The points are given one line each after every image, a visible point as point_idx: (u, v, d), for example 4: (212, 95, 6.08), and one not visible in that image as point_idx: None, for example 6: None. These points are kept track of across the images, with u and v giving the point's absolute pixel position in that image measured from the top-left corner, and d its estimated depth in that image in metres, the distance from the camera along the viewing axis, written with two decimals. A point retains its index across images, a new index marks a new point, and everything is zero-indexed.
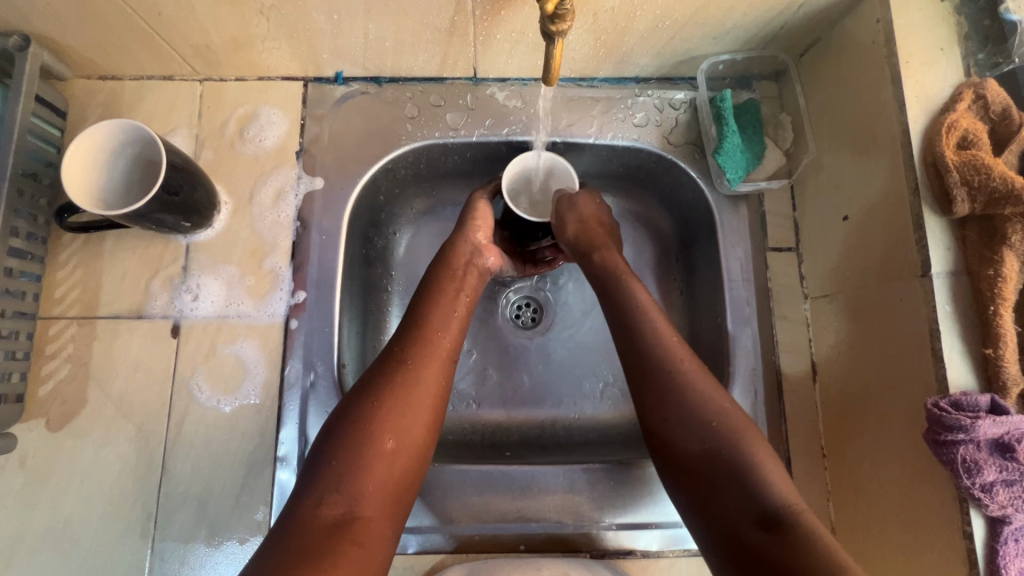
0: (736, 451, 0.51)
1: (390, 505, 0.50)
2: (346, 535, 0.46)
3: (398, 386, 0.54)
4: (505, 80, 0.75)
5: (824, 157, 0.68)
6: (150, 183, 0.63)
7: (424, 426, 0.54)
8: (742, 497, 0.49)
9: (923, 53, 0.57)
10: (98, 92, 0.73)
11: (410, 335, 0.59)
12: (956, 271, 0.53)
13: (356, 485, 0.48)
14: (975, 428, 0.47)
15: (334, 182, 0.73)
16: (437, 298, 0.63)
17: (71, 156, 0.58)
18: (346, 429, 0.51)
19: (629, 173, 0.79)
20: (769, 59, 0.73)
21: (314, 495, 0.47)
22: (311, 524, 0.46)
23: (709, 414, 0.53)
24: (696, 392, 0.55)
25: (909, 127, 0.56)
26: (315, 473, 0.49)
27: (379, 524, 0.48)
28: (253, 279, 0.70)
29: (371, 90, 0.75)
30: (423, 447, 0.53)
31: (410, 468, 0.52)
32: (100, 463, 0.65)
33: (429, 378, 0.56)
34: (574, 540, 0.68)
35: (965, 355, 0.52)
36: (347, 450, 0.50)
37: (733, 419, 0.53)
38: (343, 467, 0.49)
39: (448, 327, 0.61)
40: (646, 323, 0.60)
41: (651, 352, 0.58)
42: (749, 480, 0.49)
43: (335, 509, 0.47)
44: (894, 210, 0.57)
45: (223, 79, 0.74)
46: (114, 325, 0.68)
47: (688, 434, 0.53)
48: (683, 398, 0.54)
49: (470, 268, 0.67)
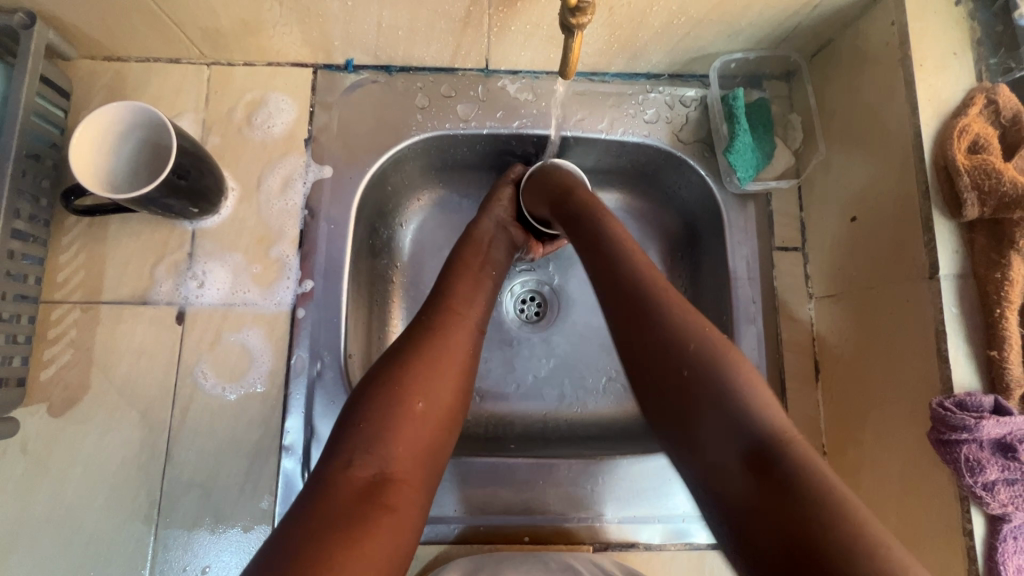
0: (713, 370, 0.47)
1: (421, 469, 0.50)
2: (377, 496, 0.46)
3: (427, 353, 0.55)
4: (516, 73, 0.75)
5: (833, 158, 0.69)
6: (156, 169, 0.62)
7: (453, 391, 0.54)
8: (722, 422, 0.45)
9: (936, 56, 0.57)
10: (103, 74, 0.71)
11: (436, 306, 0.60)
12: (963, 274, 0.54)
13: (386, 446, 0.49)
14: (979, 428, 0.48)
15: (342, 171, 0.72)
16: (460, 276, 0.64)
17: (78, 138, 0.57)
18: (377, 390, 0.52)
19: (638, 169, 0.79)
20: (781, 59, 0.74)
21: (345, 456, 0.48)
22: (343, 486, 0.46)
23: (690, 335, 0.49)
24: (682, 330, 0.49)
25: (921, 130, 0.56)
26: (345, 435, 0.49)
27: (410, 487, 0.48)
28: (260, 268, 0.70)
29: (381, 78, 0.75)
30: (452, 411, 0.54)
31: (439, 430, 0.52)
32: (103, 449, 0.64)
33: (456, 346, 0.57)
34: (577, 532, 0.68)
35: (970, 357, 0.53)
36: (377, 411, 0.50)
37: (713, 340, 0.48)
38: (373, 430, 0.49)
39: (472, 300, 0.62)
40: (623, 263, 0.55)
41: (629, 293, 0.53)
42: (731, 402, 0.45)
43: (367, 470, 0.47)
44: (904, 211, 0.58)
45: (231, 63, 0.73)
46: (117, 311, 0.67)
47: (663, 354, 0.49)
48: (667, 339, 0.49)
49: (495, 243, 0.69)
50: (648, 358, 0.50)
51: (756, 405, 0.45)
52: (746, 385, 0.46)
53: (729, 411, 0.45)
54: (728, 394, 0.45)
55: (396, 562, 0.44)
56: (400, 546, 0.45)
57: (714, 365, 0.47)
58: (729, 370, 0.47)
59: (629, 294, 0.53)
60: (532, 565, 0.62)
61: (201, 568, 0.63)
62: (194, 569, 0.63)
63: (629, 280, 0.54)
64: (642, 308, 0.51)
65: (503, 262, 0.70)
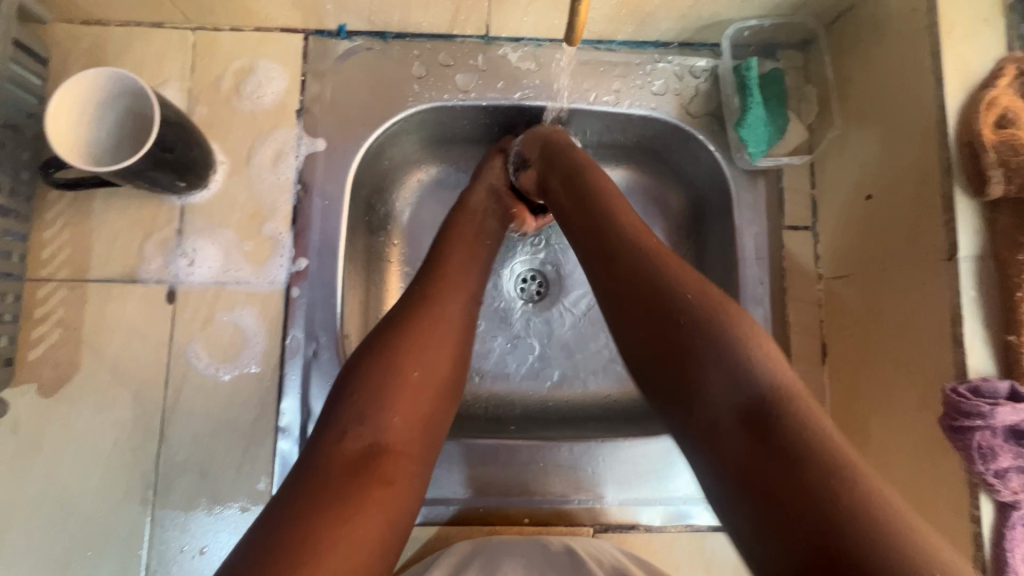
0: (717, 334, 0.43)
1: (420, 438, 0.49)
2: (370, 468, 0.45)
3: (421, 320, 0.53)
4: (518, 40, 0.71)
5: (849, 132, 0.66)
6: (138, 139, 0.59)
7: (449, 358, 0.53)
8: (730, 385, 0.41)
9: (965, 24, 0.53)
10: (81, 39, 0.68)
11: (430, 274, 0.58)
12: (983, 255, 0.51)
13: (380, 416, 0.47)
14: (994, 415, 0.47)
15: (336, 144, 0.69)
16: (456, 243, 0.62)
17: (61, 94, 0.54)
18: (371, 361, 0.50)
19: (645, 144, 0.76)
20: (798, 26, 0.70)
21: (338, 427, 0.47)
22: (335, 458, 0.45)
23: (687, 299, 0.45)
24: (695, 299, 0.45)
25: (945, 103, 0.53)
26: (338, 406, 0.48)
27: (407, 458, 0.47)
28: (252, 245, 0.67)
29: (376, 46, 0.71)
30: (449, 380, 0.52)
31: (436, 399, 0.51)
32: (95, 430, 0.63)
33: (451, 313, 0.55)
34: (577, 514, 0.68)
35: (985, 341, 0.51)
36: (371, 381, 0.49)
37: (711, 303, 0.45)
38: (366, 401, 0.48)
39: (468, 270, 0.60)
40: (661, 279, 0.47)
41: (674, 320, 0.45)
42: (732, 355, 0.42)
43: (359, 442, 0.46)
44: (923, 189, 0.55)
45: (217, 29, 0.69)
46: (105, 289, 0.65)
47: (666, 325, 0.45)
48: (727, 358, 0.42)
49: (490, 211, 0.67)
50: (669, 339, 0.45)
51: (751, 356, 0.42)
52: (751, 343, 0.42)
53: (738, 374, 0.41)
54: (735, 347, 0.42)
55: (391, 536, 0.43)
56: (396, 520, 0.44)
57: (727, 351, 0.42)
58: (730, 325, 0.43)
59: (687, 321, 0.45)
60: (531, 548, 0.62)
61: (199, 549, 0.63)
62: (191, 549, 0.63)
63: (686, 298, 0.46)
64: (697, 338, 0.44)
65: (500, 234, 0.68)
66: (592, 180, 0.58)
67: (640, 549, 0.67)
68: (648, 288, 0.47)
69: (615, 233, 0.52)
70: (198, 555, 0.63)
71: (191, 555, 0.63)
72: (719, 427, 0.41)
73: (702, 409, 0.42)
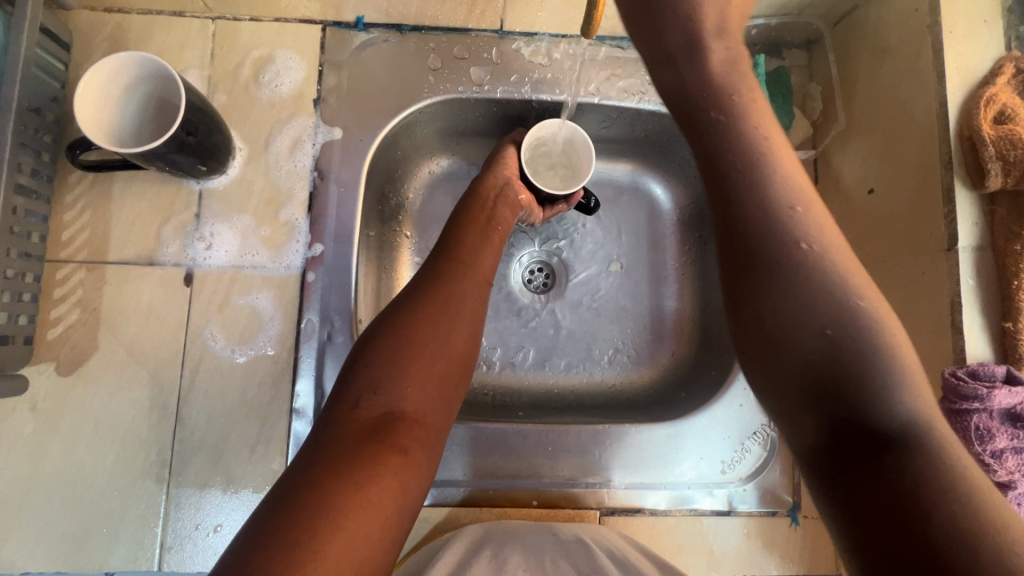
0: (812, 291, 0.41)
1: (434, 410, 0.50)
2: (384, 434, 0.46)
3: (434, 298, 0.54)
4: (531, 36, 0.73)
5: (851, 128, 0.68)
6: (152, 124, 0.60)
7: (462, 334, 0.54)
8: (813, 350, 0.40)
9: (966, 24, 0.55)
10: (103, 26, 0.69)
11: (444, 255, 0.60)
12: (981, 245, 0.54)
13: (393, 387, 0.49)
14: (990, 397, 0.49)
15: (353, 132, 0.71)
16: (467, 228, 0.64)
17: (143, 60, 0.57)
18: (385, 335, 0.51)
19: (652, 137, 0.79)
20: (804, 26, 0.72)
21: (353, 397, 0.48)
22: (349, 426, 0.46)
23: (786, 241, 0.43)
24: (791, 243, 0.43)
25: (947, 99, 0.55)
26: (352, 378, 0.50)
27: (421, 428, 0.48)
28: (269, 230, 0.69)
29: (392, 38, 0.72)
30: (461, 358, 0.53)
31: (449, 375, 0.52)
32: (112, 410, 0.64)
33: (464, 291, 0.57)
34: (584, 498, 0.69)
35: (984, 328, 0.53)
36: (386, 353, 0.50)
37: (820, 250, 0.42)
38: (379, 372, 0.49)
39: (481, 254, 0.62)
40: (835, 280, 0.41)
41: (834, 323, 0.40)
42: (836, 321, 0.40)
43: (372, 410, 0.47)
44: (924, 181, 0.57)
45: (237, 19, 0.70)
46: (124, 271, 0.66)
47: (764, 252, 0.43)
48: (872, 382, 0.38)
49: (502, 201, 0.69)
50: (747, 286, 0.43)
51: (864, 331, 0.39)
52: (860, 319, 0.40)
53: (841, 351, 0.39)
54: (837, 316, 0.40)
55: (404, 501, 0.45)
56: (411, 487, 0.45)
57: (881, 377, 0.38)
58: (836, 291, 0.41)
59: (843, 326, 0.40)
60: (543, 537, 0.63)
61: (213, 526, 0.64)
62: (206, 527, 0.64)
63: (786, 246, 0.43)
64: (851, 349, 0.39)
65: (511, 222, 0.69)
66: (744, 139, 0.47)
67: (645, 534, 0.69)
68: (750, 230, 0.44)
69: (777, 199, 0.44)
70: (212, 532, 0.64)
71: (205, 532, 0.64)
72: (801, 399, 0.40)
73: (772, 369, 0.42)
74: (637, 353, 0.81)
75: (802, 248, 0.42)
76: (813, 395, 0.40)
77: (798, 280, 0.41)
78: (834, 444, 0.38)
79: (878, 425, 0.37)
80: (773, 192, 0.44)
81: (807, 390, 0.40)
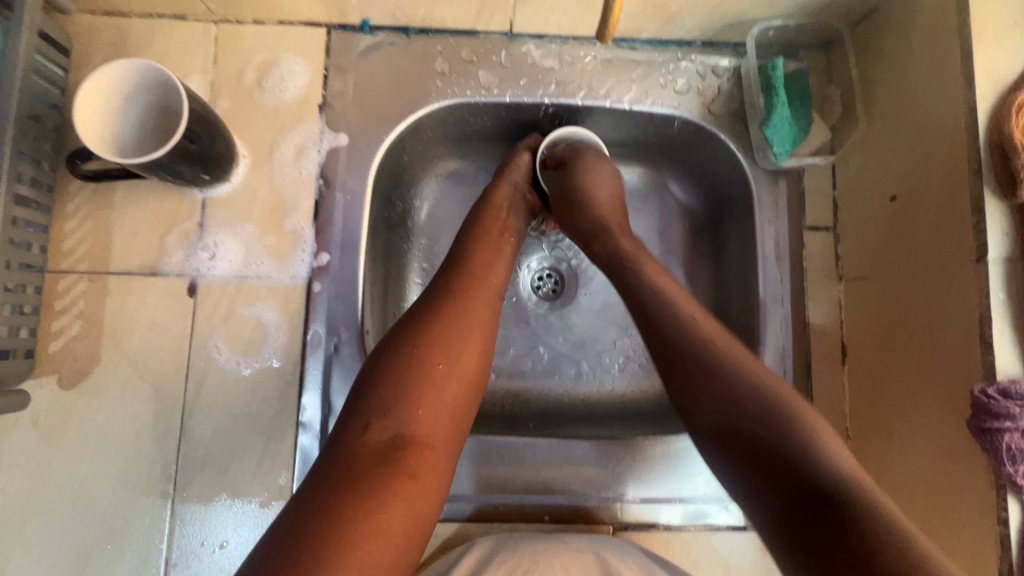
0: (719, 373, 0.46)
1: (446, 432, 0.48)
2: (395, 459, 0.45)
3: (446, 315, 0.53)
4: (542, 37, 0.71)
5: (872, 133, 0.66)
6: (151, 133, 0.59)
7: (474, 352, 0.52)
8: (746, 421, 0.43)
9: (997, 26, 0.53)
10: (103, 30, 0.67)
11: (454, 269, 0.58)
12: (1013, 257, 0.51)
13: (404, 408, 0.47)
14: (1023, 416, 0.47)
15: (359, 139, 0.69)
16: (478, 238, 0.62)
17: (143, 69, 0.56)
18: (396, 354, 0.50)
19: (665, 142, 0.76)
20: (822, 27, 0.70)
21: (362, 419, 0.47)
22: (358, 450, 0.45)
23: (691, 331, 0.49)
24: (697, 332, 0.49)
25: (976, 105, 0.53)
26: (362, 399, 0.48)
27: (432, 451, 0.47)
28: (274, 239, 0.67)
29: (399, 41, 0.71)
30: (473, 377, 0.52)
31: (460, 395, 0.50)
32: (115, 424, 0.63)
33: (476, 307, 0.55)
34: (597, 512, 0.68)
35: (1015, 344, 0.51)
36: (396, 373, 0.49)
37: (721, 342, 0.48)
38: (390, 393, 0.48)
39: (493, 266, 0.60)
40: (739, 361, 0.47)
41: (750, 406, 0.44)
42: (751, 393, 0.44)
43: (382, 434, 0.46)
44: (950, 191, 0.55)
45: (240, 22, 0.69)
46: (126, 282, 0.65)
47: (677, 339, 0.49)
48: (801, 451, 0.40)
49: (513, 209, 0.67)
50: (675, 377, 0.48)
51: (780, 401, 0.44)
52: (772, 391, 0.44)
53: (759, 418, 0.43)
54: (752, 388, 0.45)
55: (416, 530, 0.43)
56: (422, 514, 0.44)
57: (803, 445, 0.41)
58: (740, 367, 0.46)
59: (762, 410, 0.43)
60: (553, 542, 0.62)
61: (218, 543, 0.63)
62: (211, 544, 0.63)
63: (695, 336, 0.49)
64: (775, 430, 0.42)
65: (523, 229, 0.67)
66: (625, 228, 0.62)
67: (660, 549, 0.68)
68: (661, 327, 0.50)
69: (675, 301, 0.52)
70: (218, 549, 0.63)
71: (211, 549, 0.63)
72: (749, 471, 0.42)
73: (722, 452, 0.44)
74: (649, 362, 0.80)
75: (709, 336, 0.49)
76: (759, 470, 0.42)
77: (717, 380, 0.46)
78: (790, 512, 0.39)
79: (817, 485, 0.39)
80: (667, 294, 0.52)
81: (752, 465, 0.42)
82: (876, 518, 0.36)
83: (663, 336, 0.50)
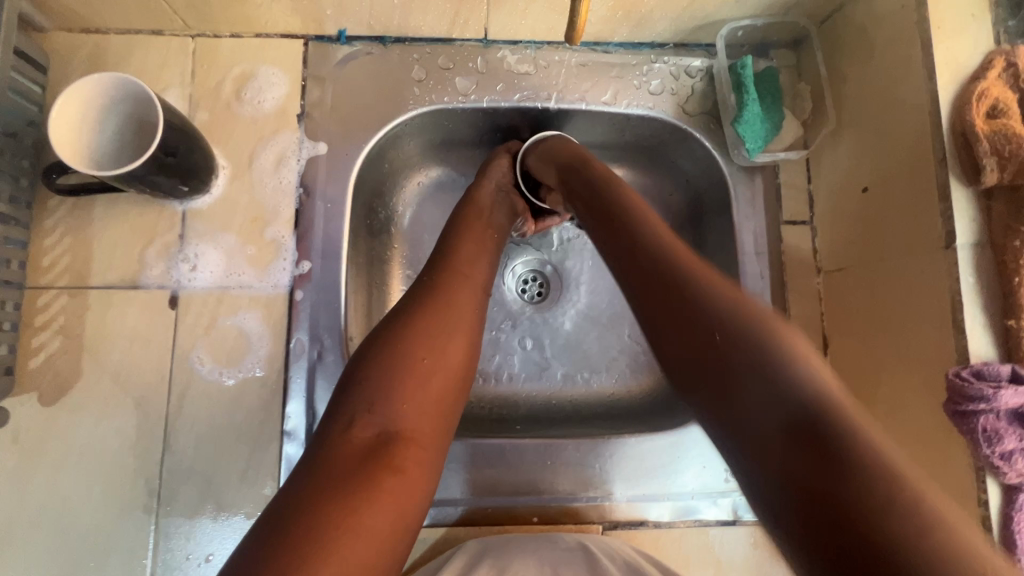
0: (715, 324, 0.42)
1: (432, 427, 0.49)
2: (380, 455, 0.45)
3: (432, 311, 0.53)
4: (517, 43, 0.72)
5: (842, 127, 0.67)
6: (126, 144, 0.59)
7: (460, 348, 0.53)
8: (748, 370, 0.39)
9: (955, 19, 0.55)
10: (80, 46, 0.68)
11: (438, 267, 0.58)
12: (980, 242, 0.53)
13: (388, 404, 0.47)
14: (998, 397, 0.48)
15: (337, 147, 0.69)
16: (461, 237, 0.62)
17: (120, 83, 0.56)
18: (381, 350, 0.50)
19: (641, 142, 0.77)
20: (790, 26, 0.71)
21: (347, 415, 0.47)
22: (344, 446, 0.45)
23: (682, 277, 0.46)
24: (698, 281, 0.45)
25: (938, 95, 0.54)
26: (347, 395, 0.48)
27: (418, 447, 0.47)
28: (255, 249, 0.67)
29: (376, 50, 0.72)
30: (459, 373, 0.52)
31: (447, 389, 0.51)
32: (97, 439, 0.62)
33: (461, 303, 0.55)
34: (586, 512, 0.68)
35: (986, 327, 0.52)
36: (381, 370, 0.49)
37: (720, 291, 0.44)
38: (374, 390, 0.48)
39: (477, 264, 0.60)
40: (729, 307, 0.42)
41: (740, 354, 0.40)
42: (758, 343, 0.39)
43: (367, 430, 0.46)
44: (918, 178, 0.56)
45: (217, 35, 0.69)
46: (106, 296, 0.65)
47: (667, 288, 0.46)
48: (769, 370, 0.38)
49: (495, 208, 0.67)
50: (670, 327, 0.45)
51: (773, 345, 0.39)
52: (767, 336, 0.40)
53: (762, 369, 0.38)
54: (753, 337, 0.40)
55: (402, 527, 0.43)
56: (408, 509, 0.44)
57: (773, 368, 0.38)
58: (746, 318, 0.41)
59: (723, 325, 0.42)
60: (543, 544, 0.62)
61: (205, 556, 0.62)
62: (197, 557, 0.62)
63: (692, 285, 0.45)
64: (729, 327, 0.41)
65: (506, 227, 0.68)
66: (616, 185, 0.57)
67: (649, 546, 0.67)
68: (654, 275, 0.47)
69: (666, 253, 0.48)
70: (203, 562, 0.62)
71: (197, 562, 0.62)
72: (741, 421, 0.38)
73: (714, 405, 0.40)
74: (636, 361, 0.80)
75: (705, 283, 0.45)
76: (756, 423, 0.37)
77: (681, 304, 0.44)
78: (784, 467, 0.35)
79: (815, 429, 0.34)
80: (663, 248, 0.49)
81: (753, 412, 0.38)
82: (845, 439, 0.33)
83: (640, 273, 0.49)
